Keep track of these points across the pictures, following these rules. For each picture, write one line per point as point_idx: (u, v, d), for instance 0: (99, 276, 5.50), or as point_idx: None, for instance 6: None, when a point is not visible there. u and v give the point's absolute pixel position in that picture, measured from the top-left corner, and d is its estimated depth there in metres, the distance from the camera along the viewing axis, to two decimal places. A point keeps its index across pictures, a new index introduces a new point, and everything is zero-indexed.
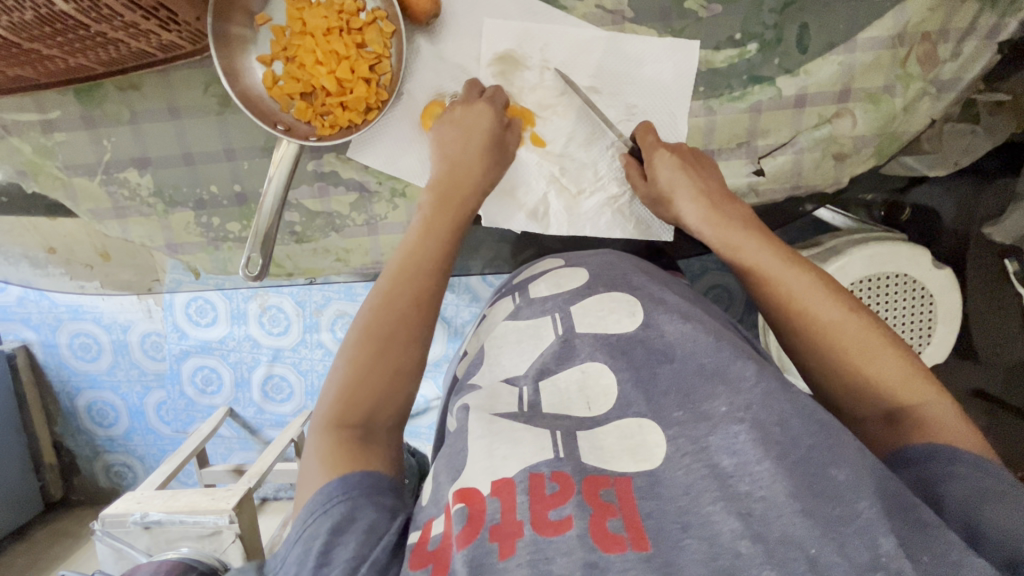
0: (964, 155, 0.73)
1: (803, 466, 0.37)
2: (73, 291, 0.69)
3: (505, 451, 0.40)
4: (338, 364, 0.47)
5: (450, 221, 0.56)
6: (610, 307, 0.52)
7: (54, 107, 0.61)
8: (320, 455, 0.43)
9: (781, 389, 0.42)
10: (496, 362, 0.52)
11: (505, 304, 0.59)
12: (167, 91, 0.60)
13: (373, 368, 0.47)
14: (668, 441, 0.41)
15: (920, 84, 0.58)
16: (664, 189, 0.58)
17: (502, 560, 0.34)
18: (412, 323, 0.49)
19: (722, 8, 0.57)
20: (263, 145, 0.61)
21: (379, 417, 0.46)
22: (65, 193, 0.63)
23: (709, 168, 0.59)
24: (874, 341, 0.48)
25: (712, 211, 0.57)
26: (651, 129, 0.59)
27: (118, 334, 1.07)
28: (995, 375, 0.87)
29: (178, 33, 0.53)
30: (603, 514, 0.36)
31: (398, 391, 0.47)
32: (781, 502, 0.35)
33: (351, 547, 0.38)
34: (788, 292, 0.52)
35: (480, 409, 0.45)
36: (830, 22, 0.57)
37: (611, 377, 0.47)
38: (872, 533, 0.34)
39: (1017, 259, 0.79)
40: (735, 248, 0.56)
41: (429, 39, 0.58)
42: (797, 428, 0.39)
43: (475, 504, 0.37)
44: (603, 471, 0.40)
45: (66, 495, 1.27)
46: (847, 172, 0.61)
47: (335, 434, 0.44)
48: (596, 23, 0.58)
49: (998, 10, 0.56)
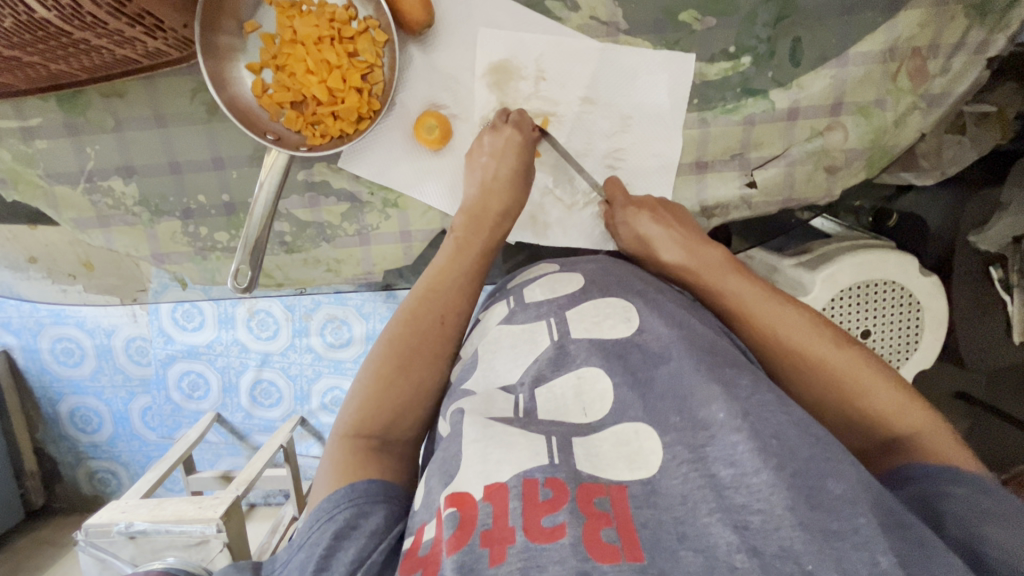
0: (951, 165, 0.72)
1: (801, 479, 0.35)
2: (55, 296, 0.66)
3: (499, 454, 0.38)
4: (360, 375, 0.50)
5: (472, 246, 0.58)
6: (605, 313, 0.51)
7: (36, 113, 0.59)
8: (334, 460, 0.44)
9: (777, 402, 0.40)
10: (490, 366, 0.49)
11: (499, 308, 0.57)
12: (152, 98, 0.59)
13: (394, 379, 0.49)
14: (665, 448, 0.39)
15: (911, 98, 0.58)
16: (646, 240, 0.59)
17: (492, 567, 0.32)
18: (435, 339, 0.53)
19: (716, 20, 0.57)
20: (251, 154, 0.60)
21: (396, 432, 0.48)
22: (47, 202, 0.62)
23: (682, 214, 0.60)
24: (865, 372, 0.49)
25: (693, 254, 0.58)
26: (618, 185, 0.60)
27: (101, 339, 1.05)
28: (978, 379, 0.89)
29: (164, 39, 0.52)
30: (596, 524, 0.33)
31: (415, 406, 0.49)
32: (779, 514, 0.33)
33: (353, 551, 0.37)
34: (773, 335, 0.52)
35: (474, 412, 0.43)
36: (822, 36, 0.57)
37: (607, 383, 0.44)
38: (870, 551, 0.31)
39: (1002, 267, 0.80)
40: (720, 290, 0.56)
41: (421, 48, 0.57)
42: (793, 440, 0.37)
43: (467, 510, 0.35)
44: (598, 478, 0.37)
45: (47, 503, 1.24)
46: (839, 185, 0.61)
47: (352, 442, 0.46)
48: (591, 34, 0.57)
49: (987, 25, 0.56)
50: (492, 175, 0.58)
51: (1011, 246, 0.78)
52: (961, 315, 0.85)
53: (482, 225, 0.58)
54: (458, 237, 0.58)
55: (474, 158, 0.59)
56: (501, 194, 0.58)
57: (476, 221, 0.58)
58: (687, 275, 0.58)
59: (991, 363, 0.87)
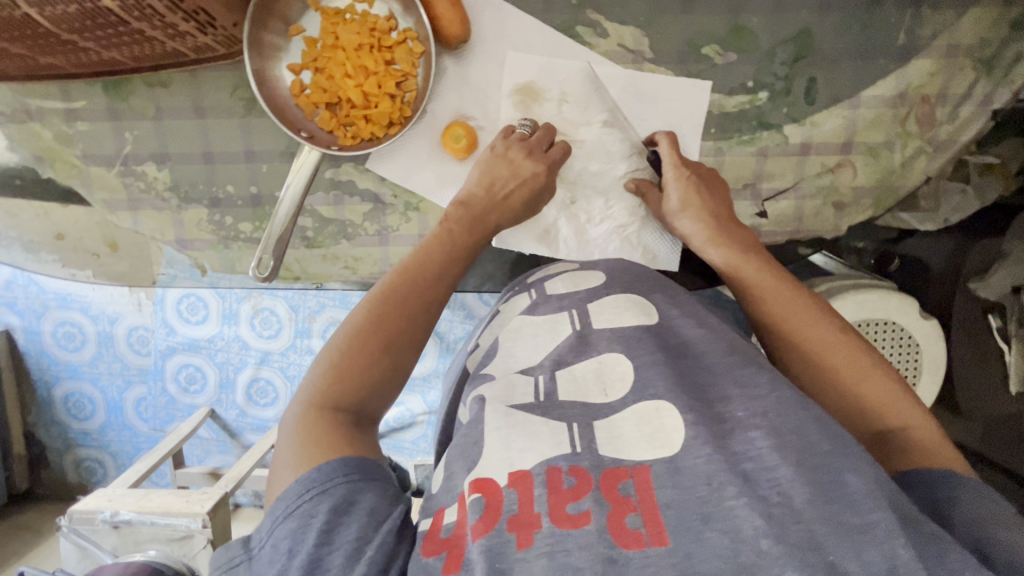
0: (953, 213, 0.76)
1: (820, 473, 0.34)
2: (63, 277, 0.68)
3: (522, 443, 0.38)
4: (338, 340, 0.46)
5: (467, 248, 0.56)
6: (625, 304, 0.49)
7: (80, 97, 0.62)
8: (310, 433, 0.41)
9: (796, 398, 0.39)
10: (510, 354, 0.49)
11: (520, 300, 0.56)
12: (194, 91, 0.61)
13: (376, 357, 0.46)
14: (689, 425, 0.37)
15: (918, 142, 0.61)
16: (679, 207, 0.58)
17: (519, 551, 0.33)
18: (414, 319, 0.49)
19: (737, 56, 0.60)
20: (282, 150, 0.62)
21: (368, 409, 0.45)
22: (80, 181, 0.64)
23: (721, 191, 0.59)
24: (864, 362, 0.48)
25: (717, 227, 0.57)
26: (672, 140, 0.59)
27: (104, 325, 1.06)
28: (974, 429, 0.88)
29: (214, 36, 0.54)
30: (621, 510, 0.34)
31: (389, 384, 0.47)
32: (799, 507, 0.32)
33: (355, 529, 0.37)
34: (780, 311, 0.52)
35: (495, 400, 0.43)
36: (836, 78, 0.60)
37: (628, 364, 0.44)
38: (891, 543, 0.31)
39: (1001, 315, 0.82)
40: (734, 268, 0.55)
41: (456, 61, 0.60)
42: (813, 434, 0.36)
43: (492, 496, 0.36)
44: (620, 461, 0.37)
45: (31, 488, 1.23)
46: (846, 221, 0.64)
47: (327, 415, 0.43)
48: (617, 61, 0.60)
49: (994, 78, 0.59)
50: (484, 172, 0.58)
51: (1010, 296, 0.80)
52: (958, 362, 0.86)
53: (479, 225, 0.57)
54: (448, 227, 0.56)
55: (498, 161, 0.58)
56: (507, 204, 0.58)
57: (473, 220, 0.57)
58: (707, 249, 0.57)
59: (989, 410, 0.87)
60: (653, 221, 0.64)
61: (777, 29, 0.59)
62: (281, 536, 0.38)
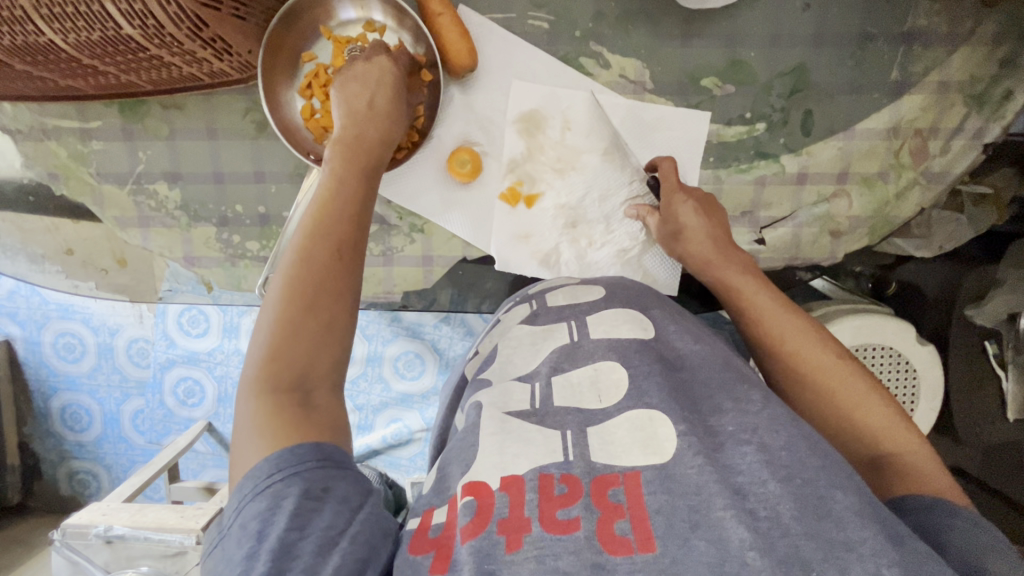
0: (948, 241, 0.77)
1: (809, 490, 0.35)
2: (66, 289, 0.69)
3: (517, 449, 0.39)
4: (262, 324, 0.41)
5: (359, 174, 0.50)
6: (624, 317, 0.50)
7: (96, 117, 0.63)
8: (263, 416, 0.37)
9: (789, 416, 0.40)
10: (508, 362, 0.50)
11: (520, 310, 0.57)
12: (207, 113, 0.63)
13: (304, 325, 0.40)
14: (679, 436, 0.38)
15: (911, 174, 0.63)
16: (677, 231, 0.60)
17: (509, 553, 0.33)
18: (338, 270, 0.43)
19: (736, 88, 0.61)
20: (291, 171, 0.64)
21: (316, 376, 0.40)
22: (92, 198, 0.65)
23: (719, 217, 0.60)
24: (861, 385, 0.49)
25: (718, 249, 0.58)
26: (672, 163, 0.61)
27: (104, 337, 1.07)
28: (973, 456, 0.88)
29: (229, 62, 0.56)
30: (610, 517, 0.34)
31: (331, 346, 0.41)
32: (786, 522, 0.33)
33: (328, 516, 0.34)
34: (779, 334, 0.52)
35: (492, 407, 0.43)
36: (832, 111, 0.62)
37: (623, 372, 0.44)
38: (876, 562, 0.31)
39: (997, 342, 0.83)
40: (734, 291, 0.57)
41: (462, 90, 0.62)
42: (805, 452, 0.37)
43: (485, 497, 0.36)
44: (613, 468, 0.37)
45: (23, 501, 1.21)
46: (842, 248, 0.65)
47: (273, 397, 0.38)
48: (618, 91, 0.62)
49: (984, 114, 0.61)
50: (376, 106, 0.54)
51: (1006, 322, 0.81)
52: (955, 387, 0.86)
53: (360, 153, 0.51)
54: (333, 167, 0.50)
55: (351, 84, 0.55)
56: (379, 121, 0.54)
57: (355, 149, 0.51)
58: (705, 270, 0.59)
59: (983, 438, 0.87)
60: (654, 246, 0.65)
61: (774, 63, 0.61)
62: (249, 516, 0.34)
